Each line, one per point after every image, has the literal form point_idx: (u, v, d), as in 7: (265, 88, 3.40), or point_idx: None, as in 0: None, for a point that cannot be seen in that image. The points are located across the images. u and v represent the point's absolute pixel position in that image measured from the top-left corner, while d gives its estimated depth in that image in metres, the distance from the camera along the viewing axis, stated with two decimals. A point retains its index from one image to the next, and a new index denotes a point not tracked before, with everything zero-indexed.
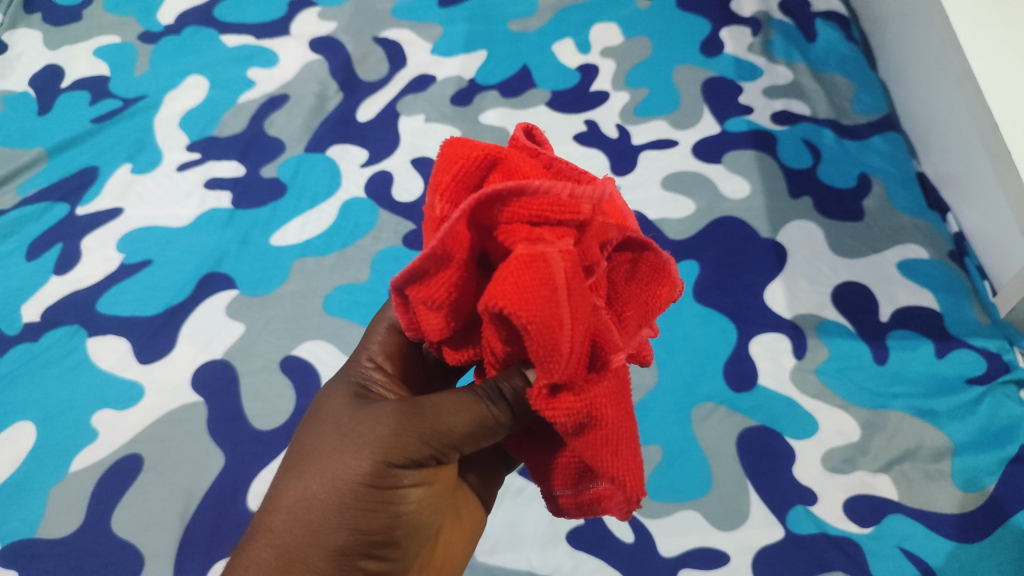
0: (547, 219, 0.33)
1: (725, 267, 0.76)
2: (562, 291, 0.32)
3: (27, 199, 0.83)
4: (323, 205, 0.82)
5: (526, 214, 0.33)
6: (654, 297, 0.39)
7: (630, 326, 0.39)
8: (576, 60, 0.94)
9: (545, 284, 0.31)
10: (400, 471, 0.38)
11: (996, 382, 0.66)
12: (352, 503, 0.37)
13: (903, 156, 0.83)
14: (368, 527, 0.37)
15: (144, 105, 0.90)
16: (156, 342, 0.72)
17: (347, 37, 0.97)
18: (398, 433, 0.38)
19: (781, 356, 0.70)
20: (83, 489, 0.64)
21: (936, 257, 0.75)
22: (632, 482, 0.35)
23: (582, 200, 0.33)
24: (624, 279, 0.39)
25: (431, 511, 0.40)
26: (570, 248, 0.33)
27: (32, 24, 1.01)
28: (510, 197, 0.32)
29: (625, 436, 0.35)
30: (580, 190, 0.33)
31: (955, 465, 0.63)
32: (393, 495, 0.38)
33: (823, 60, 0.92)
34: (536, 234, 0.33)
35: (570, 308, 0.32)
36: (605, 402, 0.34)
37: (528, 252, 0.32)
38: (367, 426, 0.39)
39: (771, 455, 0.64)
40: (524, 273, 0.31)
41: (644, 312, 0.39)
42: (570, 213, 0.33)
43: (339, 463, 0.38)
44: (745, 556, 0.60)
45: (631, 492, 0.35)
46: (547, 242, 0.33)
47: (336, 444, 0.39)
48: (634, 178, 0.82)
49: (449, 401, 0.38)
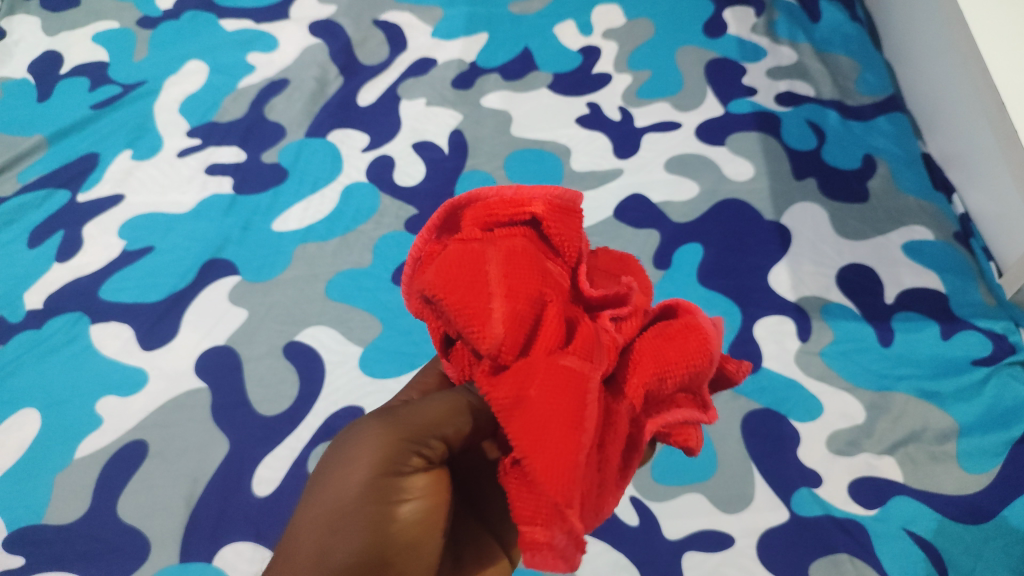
0: (498, 220, 0.38)
1: (730, 249, 0.75)
2: (492, 273, 0.35)
3: (27, 186, 0.82)
4: (324, 191, 0.81)
5: (480, 219, 0.39)
6: (677, 355, 0.37)
7: (642, 371, 0.37)
8: (577, 43, 0.93)
9: (474, 268, 0.35)
10: (397, 479, 0.36)
11: (1002, 364, 0.66)
12: (354, 525, 0.33)
13: (908, 137, 0.82)
14: (372, 553, 0.33)
15: (144, 91, 0.90)
16: (159, 330, 0.72)
17: (347, 21, 0.96)
18: (390, 437, 0.37)
19: (785, 339, 0.69)
20: (88, 475, 0.64)
21: (941, 239, 0.74)
22: (553, 484, 0.31)
23: (527, 200, 0.38)
24: (650, 336, 0.38)
25: (434, 532, 0.36)
26: (512, 245, 0.37)
27: (30, 10, 1.00)
28: (470, 202, 0.39)
29: (564, 434, 0.32)
30: (524, 191, 0.39)
31: (960, 447, 0.62)
32: (391, 508, 0.35)
33: (827, 41, 0.91)
34: (486, 233, 0.38)
35: (505, 290, 0.34)
36: (536, 382, 0.32)
37: (470, 242, 0.37)
38: (358, 442, 0.37)
39: (776, 438, 0.64)
40: (458, 260, 0.35)
41: (661, 363, 0.37)
42: (516, 211, 0.38)
43: (334, 484, 0.35)
44: (749, 538, 0.60)
45: (555, 497, 0.31)
46: (494, 234, 0.38)
47: (332, 469, 0.36)
48: (638, 161, 0.82)
49: (430, 401, 0.40)
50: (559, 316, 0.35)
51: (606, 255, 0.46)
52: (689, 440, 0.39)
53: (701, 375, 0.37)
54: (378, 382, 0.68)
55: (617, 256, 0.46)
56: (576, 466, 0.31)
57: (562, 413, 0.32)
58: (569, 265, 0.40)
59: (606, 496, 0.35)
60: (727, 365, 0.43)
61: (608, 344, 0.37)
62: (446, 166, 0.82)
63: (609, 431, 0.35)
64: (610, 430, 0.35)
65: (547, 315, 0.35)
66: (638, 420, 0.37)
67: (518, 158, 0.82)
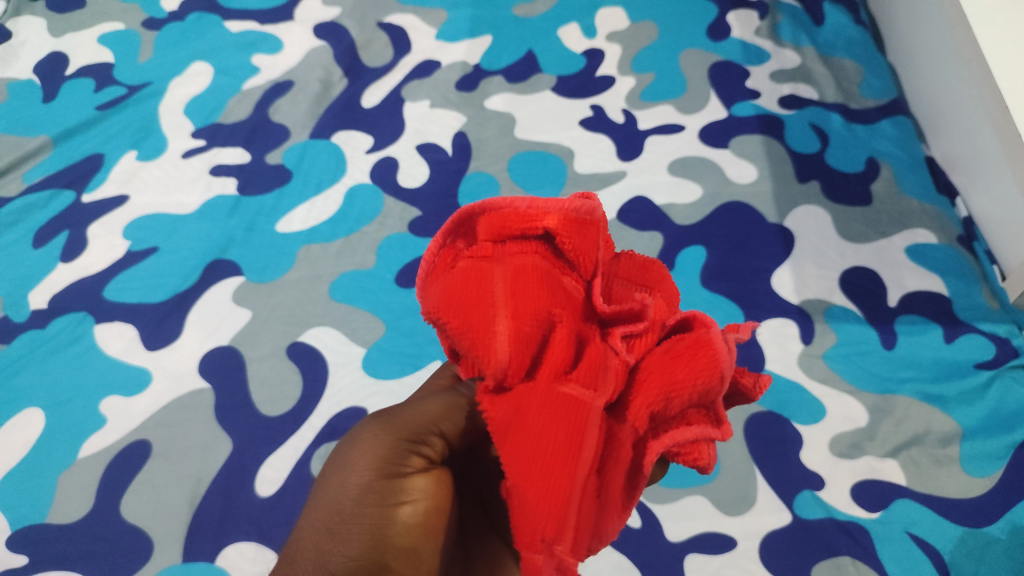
0: (511, 234, 0.38)
1: (733, 251, 0.75)
2: (498, 292, 0.35)
3: (32, 187, 0.83)
4: (328, 192, 0.81)
5: (494, 231, 0.38)
6: (685, 373, 0.34)
7: (649, 392, 0.34)
8: (581, 45, 0.93)
9: (481, 287, 0.35)
10: (395, 480, 0.36)
11: (1005, 367, 0.66)
12: (352, 527, 0.34)
13: (911, 140, 0.82)
14: (370, 555, 0.33)
15: (149, 92, 0.90)
16: (162, 330, 0.72)
17: (352, 23, 0.97)
18: (388, 437, 0.38)
19: (788, 342, 0.69)
20: (92, 475, 0.64)
21: (944, 242, 0.74)
22: (543, 520, 0.31)
23: (541, 213, 0.38)
24: (661, 353, 0.36)
25: (435, 536, 0.36)
26: (522, 261, 0.36)
27: (36, 11, 1.00)
28: (484, 212, 0.39)
29: (557, 465, 0.32)
30: (539, 204, 0.38)
31: (963, 451, 0.62)
32: (388, 509, 0.34)
33: (831, 44, 0.91)
34: (498, 248, 0.38)
35: (510, 310, 0.34)
36: (533, 409, 0.33)
37: (482, 258, 0.38)
38: (358, 447, 0.37)
39: (779, 440, 0.64)
40: (466, 279, 0.36)
41: (670, 383, 0.34)
42: (529, 224, 0.38)
43: (334, 489, 0.35)
44: (752, 540, 0.60)
45: (542, 531, 0.30)
46: (506, 249, 0.38)
47: (332, 476, 0.37)
48: (641, 163, 0.82)
49: (424, 407, 0.42)
50: (567, 339, 0.35)
51: (629, 262, 0.43)
52: (700, 458, 0.36)
53: (712, 394, 0.35)
54: (381, 383, 0.68)
55: (640, 263, 0.43)
56: (567, 501, 0.31)
57: (557, 444, 0.32)
58: (583, 278, 0.39)
59: (608, 521, 0.33)
60: (742, 379, 0.40)
61: (616, 365, 0.36)
62: (449, 168, 0.83)
63: (610, 457, 0.33)
64: (611, 456, 0.34)
65: (554, 338, 0.34)
66: (643, 440, 0.35)
67: (522, 160, 0.83)
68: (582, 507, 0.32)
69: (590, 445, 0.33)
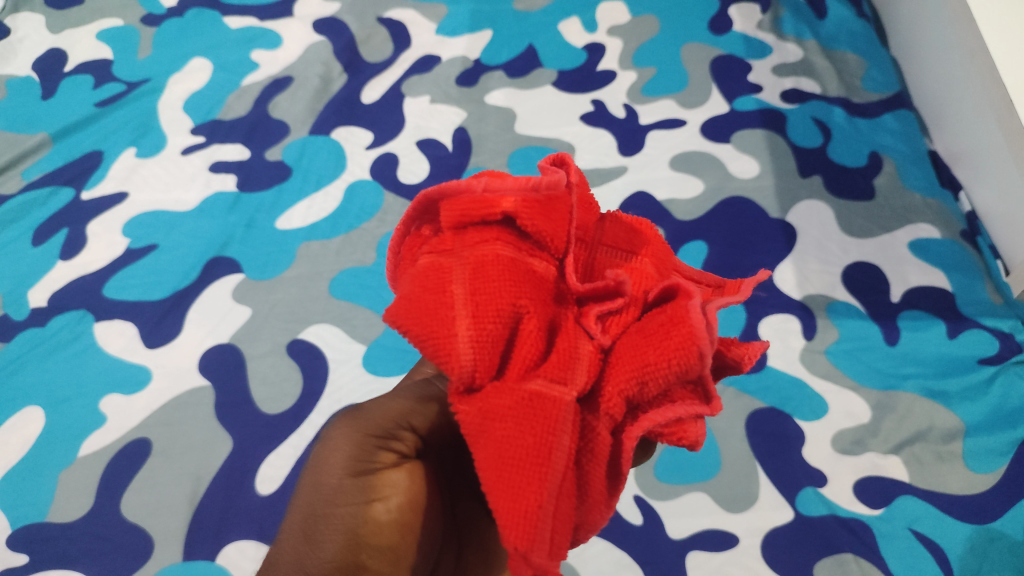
0: (471, 220, 0.36)
1: (735, 247, 0.75)
2: (458, 294, 0.33)
3: (31, 184, 0.82)
4: (328, 188, 0.81)
5: (452, 218, 0.36)
6: (658, 355, 0.32)
7: (620, 376, 0.33)
8: (582, 40, 0.93)
9: (438, 289, 0.34)
10: (366, 477, 0.36)
11: (1009, 363, 0.65)
12: (326, 530, 0.34)
13: (915, 134, 0.82)
14: (345, 556, 0.33)
15: (148, 88, 0.90)
16: (163, 327, 0.72)
17: (351, 18, 0.96)
18: (356, 435, 0.38)
19: (790, 338, 0.69)
20: (92, 473, 0.64)
21: (948, 236, 0.74)
22: (516, 531, 0.30)
23: (498, 194, 0.35)
24: (634, 334, 0.35)
25: (412, 531, 0.36)
26: (483, 253, 0.35)
27: (35, 7, 1.00)
28: (442, 197, 0.37)
29: (528, 471, 0.31)
30: (496, 184, 0.35)
31: (967, 447, 0.62)
32: (361, 507, 0.35)
33: (834, 37, 0.91)
34: (459, 236, 0.36)
35: (470, 311, 0.33)
36: (504, 415, 0.32)
37: (442, 252, 0.36)
38: (331, 447, 0.37)
39: (781, 437, 0.64)
40: (427, 278, 0.34)
41: (642, 366, 0.33)
42: (487, 208, 0.35)
43: (309, 493, 0.36)
44: (753, 538, 0.59)
45: (515, 542, 0.30)
46: (466, 237, 0.36)
47: (307, 477, 0.37)
48: (643, 158, 0.82)
49: (394, 400, 0.42)
50: (536, 330, 0.34)
51: (614, 226, 0.41)
52: (686, 437, 0.34)
53: (693, 372, 0.32)
54: (381, 380, 0.68)
55: (627, 227, 0.42)
56: (543, 506, 0.30)
57: (527, 448, 0.31)
58: (556, 257, 0.37)
59: (593, 515, 0.34)
60: (730, 351, 0.38)
61: (588, 352, 0.34)
62: (449, 164, 0.82)
63: (587, 452, 0.33)
64: (587, 450, 0.33)
65: (523, 331, 0.34)
66: (622, 428, 0.34)
67: (522, 155, 0.82)
68: (559, 510, 0.31)
69: (562, 445, 0.31)
